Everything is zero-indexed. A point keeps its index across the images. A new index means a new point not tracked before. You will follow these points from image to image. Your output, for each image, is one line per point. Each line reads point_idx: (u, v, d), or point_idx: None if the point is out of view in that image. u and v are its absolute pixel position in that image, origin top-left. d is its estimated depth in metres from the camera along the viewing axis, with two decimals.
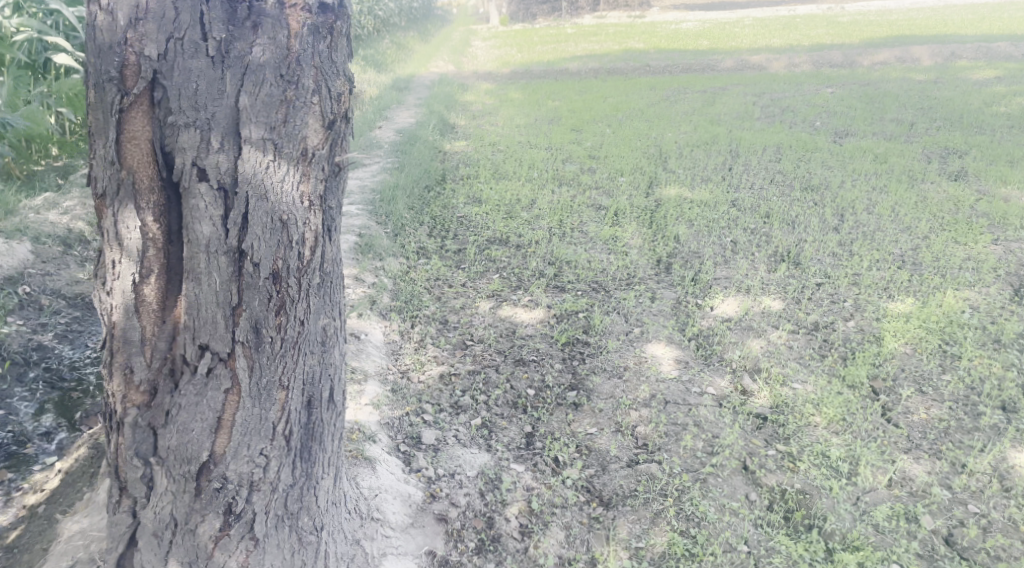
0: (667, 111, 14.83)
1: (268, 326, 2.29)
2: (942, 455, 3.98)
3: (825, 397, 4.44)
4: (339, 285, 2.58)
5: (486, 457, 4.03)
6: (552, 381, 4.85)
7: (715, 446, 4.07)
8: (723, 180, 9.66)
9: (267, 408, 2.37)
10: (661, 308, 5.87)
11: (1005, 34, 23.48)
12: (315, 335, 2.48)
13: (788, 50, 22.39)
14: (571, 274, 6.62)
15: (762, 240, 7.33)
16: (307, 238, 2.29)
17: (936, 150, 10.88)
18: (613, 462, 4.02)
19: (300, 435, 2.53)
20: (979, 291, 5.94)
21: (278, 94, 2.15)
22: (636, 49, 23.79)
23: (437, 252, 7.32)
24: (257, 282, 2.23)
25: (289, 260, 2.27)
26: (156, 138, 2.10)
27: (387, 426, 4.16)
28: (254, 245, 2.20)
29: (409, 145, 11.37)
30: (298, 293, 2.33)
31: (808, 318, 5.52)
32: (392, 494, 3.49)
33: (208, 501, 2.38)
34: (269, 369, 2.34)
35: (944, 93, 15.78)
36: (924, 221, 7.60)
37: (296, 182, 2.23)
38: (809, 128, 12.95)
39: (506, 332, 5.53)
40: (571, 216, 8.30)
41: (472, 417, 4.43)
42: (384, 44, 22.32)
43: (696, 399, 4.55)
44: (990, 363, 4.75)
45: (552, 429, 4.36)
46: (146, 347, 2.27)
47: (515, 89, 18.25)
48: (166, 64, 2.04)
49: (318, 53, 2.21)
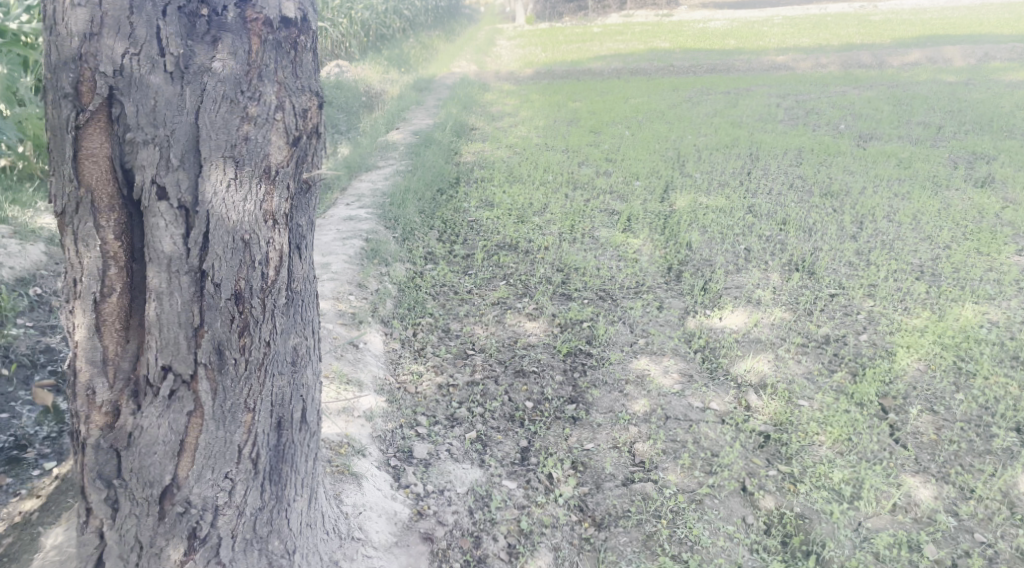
0: (688, 112, 14.64)
1: (231, 347, 2.24)
2: (951, 480, 3.83)
3: (831, 415, 4.30)
4: (310, 303, 2.53)
5: (478, 473, 3.97)
6: (552, 393, 4.77)
7: (714, 466, 3.95)
8: (740, 185, 9.49)
9: (232, 431, 2.32)
10: (668, 318, 5.75)
11: None
12: (284, 355, 2.43)
13: (815, 50, 22.03)
14: (579, 281, 6.52)
15: (776, 248, 7.18)
16: (271, 258, 2.24)
17: (963, 155, 10.60)
18: (608, 480, 3.92)
19: (269, 458, 2.47)
20: (1000, 305, 5.74)
21: (239, 111, 2.08)
22: (660, 49, 23.55)
23: (445, 257, 7.26)
24: (219, 303, 2.18)
25: (251, 281, 2.21)
26: (115, 155, 2.03)
27: (379, 439, 4.12)
28: (215, 266, 2.14)
29: (425, 146, 11.33)
30: (262, 314, 2.27)
31: (819, 331, 5.37)
32: (377, 512, 3.45)
33: (172, 525, 2.34)
34: (233, 392, 2.29)
35: (974, 95, 15.40)
36: (945, 230, 7.39)
37: (259, 201, 2.17)
38: (833, 130, 12.70)
39: (509, 341, 5.45)
40: (583, 221, 8.20)
41: (467, 430, 4.37)
42: (408, 43, 22.33)
43: (698, 415, 4.44)
44: (1006, 383, 4.57)
45: (548, 443, 4.27)
46: (109, 367, 2.21)
47: (536, 89, 18.15)
48: (122, 80, 1.97)
49: (282, 68, 2.15)
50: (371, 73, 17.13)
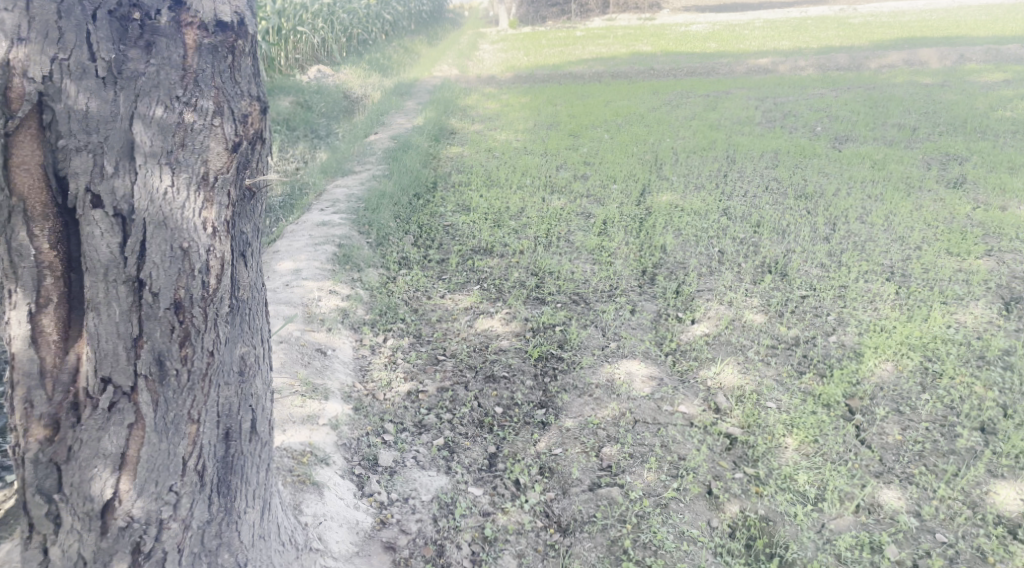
0: (668, 116, 14.68)
1: (172, 358, 2.21)
2: (914, 480, 3.82)
3: (797, 417, 4.31)
4: (258, 312, 2.51)
5: (444, 480, 3.94)
6: (521, 398, 4.75)
7: (680, 469, 3.94)
8: (716, 187, 9.52)
9: (175, 443, 2.29)
10: (640, 322, 5.75)
11: (1016, 37, 23.13)
12: (230, 365, 2.40)
13: (794, 53, 22.18)
14: (553, 285, 6.50)
15: (750, 250, 7.19)
16: (212, 266, 2.21)
17: (937, 156, 10.68)
18: (574, 485, 3.89)
19: (216, 470, 2.45)
20: (967, 305, 5.77)
21: (174, 117, 2.06)
22: (641, 52, 23.64)
23: (419, 262, 7.23)
24: (157, 313, 2.14)
25: (192, 290, 2.18)
26: (48, 163, 1.95)
27: (344, 447, 4.07)
28: (153, 275, 2.11)
29: (403, 150, 11.30)
30: (204, 323, 2.25)
31: (789, 333, 5.38)
32: (338, 522, 3.41)
33: (115, 540, 2.29)
34: (175, 403, 2.26)
35: (949, 97, 15.55)
36: (917, 231, 7.43)
37: (197, 209, 2.14)
38: (809, 133, 12.77)
39: (480, 346, 5.42)
40: (559, 224, 8.20)
41: (434, 437, 4.34)
42: (390, 47, 22.31)
43: (666, 419, 4.43)
44: (971, 382, 4.59)
45: (516, 449, 4.25)
46: (47, 380, 2.13)
47: (517, 93, 18.17)
48: (52, 86, 1.90)
49: (219, 73, 2.12)
50: (352, 77, 17.08)
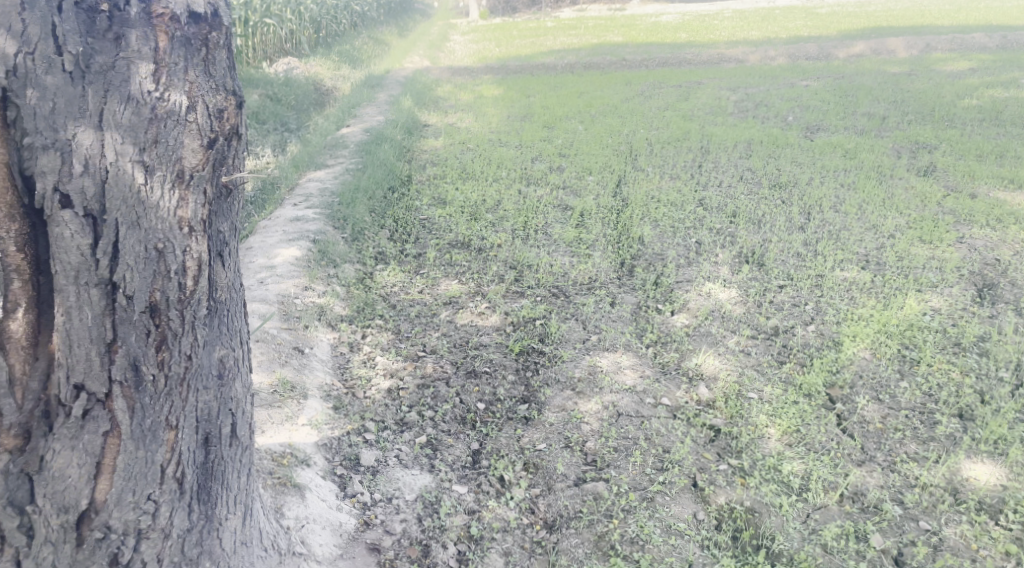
0: (641, 107, 14.68)
1: (148, 363, 2.13)
2: (896, 468, 3.84)
3: (780, 408, 4.32)
4: (236, 313, 2.44)
5: (428, 478, 3.89)
6: (504, 394, 4.71)
7: (664, 462, 3.93)
8: (691, 178, 9.54)
9: (153, 451, 2.22)
10: (620, 314, 5.73)
11: (980, 26, 23.47)
12: (208, 369, 2.33)
13: (764, 42, 22.30)
14: (532, 278, 6.46)
15: (726, 241, 7.21)
16: (188, 267, 2.13)
17: (906, 145, 10.79)
18: (559, 481, 3.86)
19: (196, 477, 2.38)
20: (942, 292, 5.83)
21: (147, 112, 1.98)
22: (613, 43, 23.64)
23: (396, 257, 7.14)
24: (132, 317, 2.06)
25: (167, 292, 2.11)
26: (14, 161, 1.85)
27: (325, 447, 4.00)
28: (127, 277, 2.02)
29: (376, 144, 11.16)
30: (181, 326, 2.17)
31: (768, 323, 5.39)
32: (320, 524, 3.35)
33: (91, 553, 2.20)
34: (152, 410, 2.18)
35: (917, 86, 15.73)
36: (890, 219, 7.50)
37: (172, 207, 2.06)
38: (781, 123, 12.83)
39: (460, 342, 5.37)
40: (536, 217, 8.15)
41: (417, 434, 4.28)
42: (361, 39, 22.07)
43: (649, 411, 4.42)
44: (949, 369, 4.63)
45: (499, 445, 4.21)
46: (16, 388, 2.00)
47: (489, 84, 18.05)
48: (16, 81, 1.81)
49: (193, 67, 2.05)
50: (322, 70, 16.85)
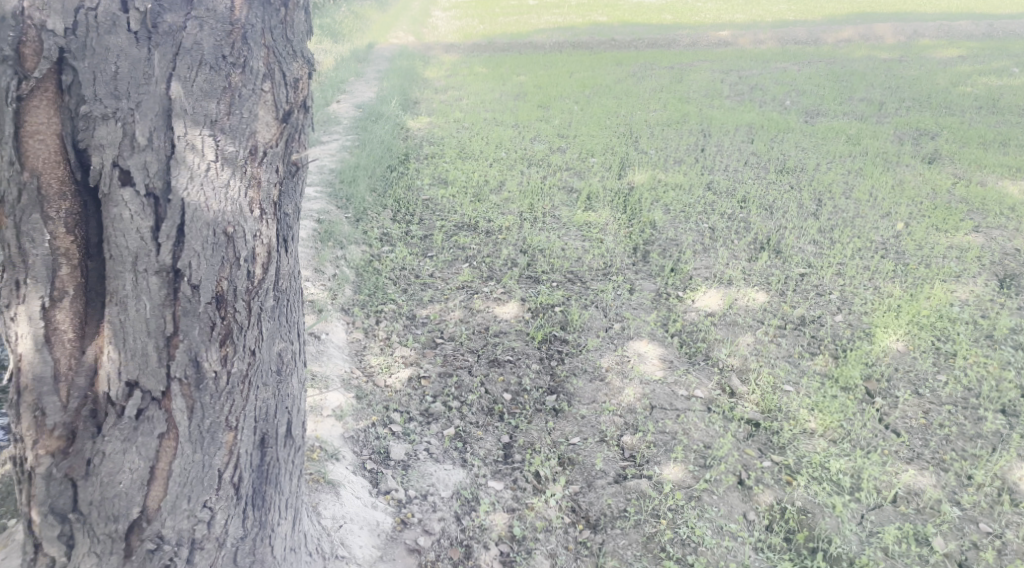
0: (635, 88, 14.47)
1: (211, 359, 1.89)
2: (947, 466, 3.76)
3: (819, 402, 4.20)
4: (296, 303, 2.22)
5: (462, 474, 3.70)
6: (529, 384, 4.54)
7: (707, 458, 3.81)
8: (695, 162, 9.39)
9: (211, 454, 1.98)
10: (640, 302, 5.59)
11: (966, 13, 23.48)
12: (269, 364, 2.10)
13: (752, 25, 22.13)
14: (546, 263, 6.29)
15: (740, 227, 7.07)
16: (257, 253, 1.89)
17: (907, 131, 10.71)
18: (599, 478, 3.72)
19: (252, 480, 2.15)
20: (966, 282, 5.74)
21: (220, 81, 1.74)
22: (601, 22, 23.33)
23: (402, 239, 6.93)
24: (197, 308, 1.82)
25: (236, 281, 1.86)
26: (67, 132, 1.65)
27: (352, 440, 3.78)
28: (192, 264, 1.79)
29: (370, 121, 10.84)
30: (247, 318, 1.93)
31: (794, 312, 5.27)
32: (359, 524, 3.16)
33: (142, 563, 2.00)
34: (212, 410, 1.94)
35: (910, 72, 15.68)
36: (903, 206, 7.41)
37: (244, 187, 1.82)
38: (779, 107, 12.69)
39: (479, 328, 5.18)
40: (541, 199, 7.96)
41: (444, 426, 4.10)
42: (343, 14, 21.58)
43: (684, 404, 4.29)
44: (986, 362, 4.54)
45: (531, 439, 4.05)
46: (61, 384, 1.82)
47: (478, 62, 17.73)
48: (76, 41, 1.60)
49: (270, 29, 1.81)
50: None
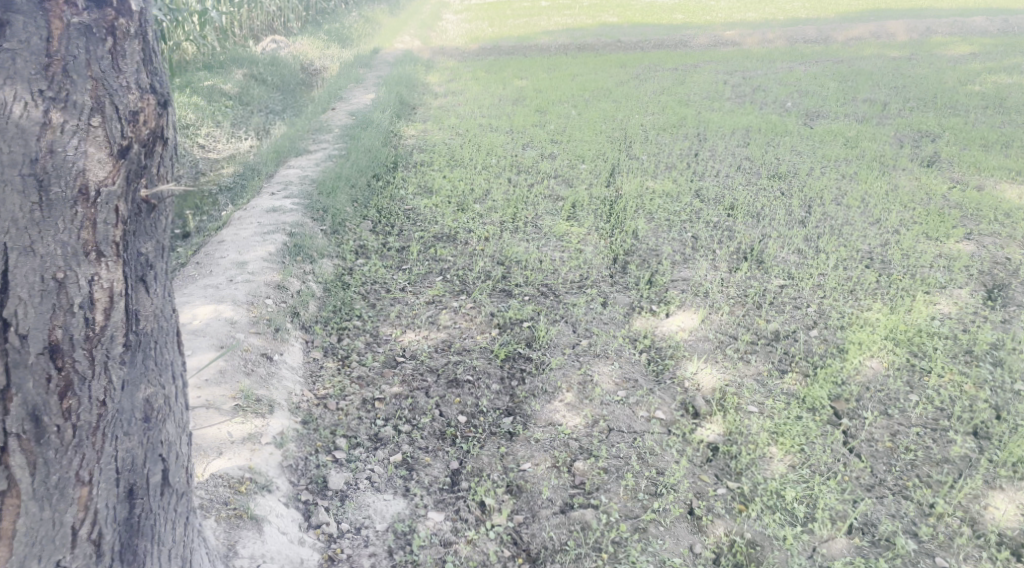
0: (636, 90, 14.27)
1: (51, 413, 1.79)
2: (909, 494, 3.58)
3: (782, 424, 4.02)
4: (167, 347, 2.12)
5: (401, 504, 3.62)
6: (486, 406, 4.40)
7: (659, 486, 3.66)
8: (687, 167, 9.19)
9: (61, 510, 1.87)
10: (612, 316, 5.41)
11: (981, 8, 23.01)
12: (130, 412, 1.99)
13: (761, 24, 21.81)
14: (520, 276, 6.14)
15: (724, 235, 6.88)
16: (97, 299, 1.81)
17: (909, 133, 10.44)
18: (545, 507, 3.60)
19: (118, 535, 2.03)
20: (951, 294, 5.53)
21: (38, 117, 1.68)
22: (608, 23, 23.08)
23: (377, 251, 6.80)
24: (28, 359, 1.72)
25: (72, 329, 1.77)
26: None
27: (290, 469, 3.69)
28: (19, 312, 1.69)
29: (361, 128, 10.72)
30: (91, 368, 1.83)
31: (768, 327, 5.09)
32: (279, 562, 3.11)
33: None
34: (58, 465, 1.83)
35: (919, 71, 15.34)
36: (895, 213, 7.18)
37: (75, 229, 1.75)
38: (780, 109, 12.43)
39: (442, 346, 5.04)
40: (525, 208, 7.81)
41: (392, 452, 3.98)
42: (349, 19, 21.51)
43: (643, 426, 4.13)
44: (962, 381, 4.34)
45: (481, 464, 3.91)
46: None
47: (481, 65, 17.57)
48: None
49: (96, 60, 1.74)
50: (308, 50, 16.36)
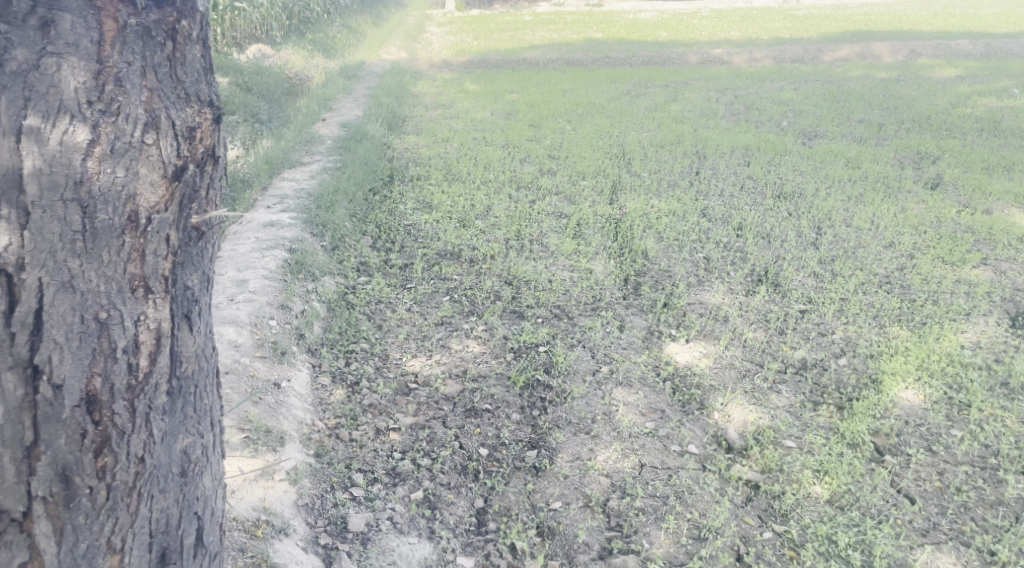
0: (629, 107, 14.16)
1: (84, 473, 1.68)
2: (967, 540, 3.40)
3: (824, 462, 3.83)
4: (203, 394, 2.04)
5: (428, 548, 3.38)
6: (508, 438, 4.15)
7: (702, 530, 3.47)
8: (690, 186, 9.04)
9: None
10: (630, 341, 5.20)
11: (959, 31, 23.36)
12: (166, 466, 1.90)
13: (748, 43, 21.88)
14: (531, 296, 5.91)
15: (737, 257, 6.71)
16: (142, 342, 1.75)
17: (908, 155, 10.39)
18: (581, 553, 3.39)
19: None
20: (977, 322, 5.39)
21: (88, 132, 1.62)
22: (595, 39, 23.03)
23: (380, 269, 6.55)
24: (63, 413, 1.63)
25: (111, 378, 1.69)
26: None
27: (305, 508, 3.45)
28: (54, 359, 1.61)
29: (354, 140, 10.47)
30: (131, 421, 1.75)
31: (795, 355, 4.91)
32: None
33: None
34: (88, 531, 1.72)
35: (908, 92, 15.43)
36: (907, 236, 7.07)
37: (123, 260, 1.70)
38: (775, 128, 12.36)
39: (457, 372, 4.78)
40: (529, 225, 7.60)
41: (412, 489, 3.72)
42: (333, 29, 21.21)
43: (677, 461, 3.92)
44: (1003, 416, 4.19)
45: (508, 503, 3.67)
46: None
47: (470, 79, 17.37)
48: None
49: (152, 66, 1.72)
50: (294, 59, 16.03)
